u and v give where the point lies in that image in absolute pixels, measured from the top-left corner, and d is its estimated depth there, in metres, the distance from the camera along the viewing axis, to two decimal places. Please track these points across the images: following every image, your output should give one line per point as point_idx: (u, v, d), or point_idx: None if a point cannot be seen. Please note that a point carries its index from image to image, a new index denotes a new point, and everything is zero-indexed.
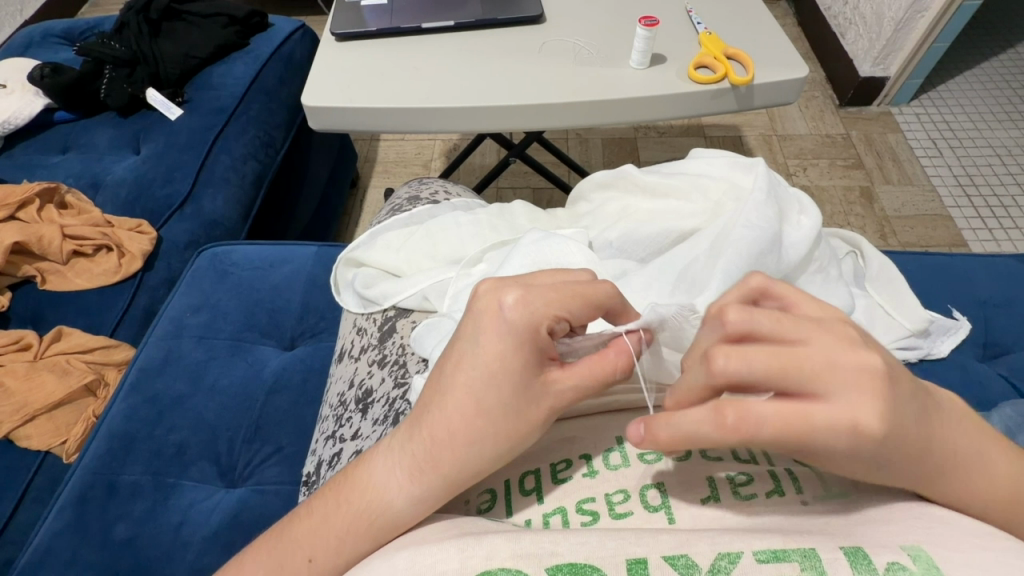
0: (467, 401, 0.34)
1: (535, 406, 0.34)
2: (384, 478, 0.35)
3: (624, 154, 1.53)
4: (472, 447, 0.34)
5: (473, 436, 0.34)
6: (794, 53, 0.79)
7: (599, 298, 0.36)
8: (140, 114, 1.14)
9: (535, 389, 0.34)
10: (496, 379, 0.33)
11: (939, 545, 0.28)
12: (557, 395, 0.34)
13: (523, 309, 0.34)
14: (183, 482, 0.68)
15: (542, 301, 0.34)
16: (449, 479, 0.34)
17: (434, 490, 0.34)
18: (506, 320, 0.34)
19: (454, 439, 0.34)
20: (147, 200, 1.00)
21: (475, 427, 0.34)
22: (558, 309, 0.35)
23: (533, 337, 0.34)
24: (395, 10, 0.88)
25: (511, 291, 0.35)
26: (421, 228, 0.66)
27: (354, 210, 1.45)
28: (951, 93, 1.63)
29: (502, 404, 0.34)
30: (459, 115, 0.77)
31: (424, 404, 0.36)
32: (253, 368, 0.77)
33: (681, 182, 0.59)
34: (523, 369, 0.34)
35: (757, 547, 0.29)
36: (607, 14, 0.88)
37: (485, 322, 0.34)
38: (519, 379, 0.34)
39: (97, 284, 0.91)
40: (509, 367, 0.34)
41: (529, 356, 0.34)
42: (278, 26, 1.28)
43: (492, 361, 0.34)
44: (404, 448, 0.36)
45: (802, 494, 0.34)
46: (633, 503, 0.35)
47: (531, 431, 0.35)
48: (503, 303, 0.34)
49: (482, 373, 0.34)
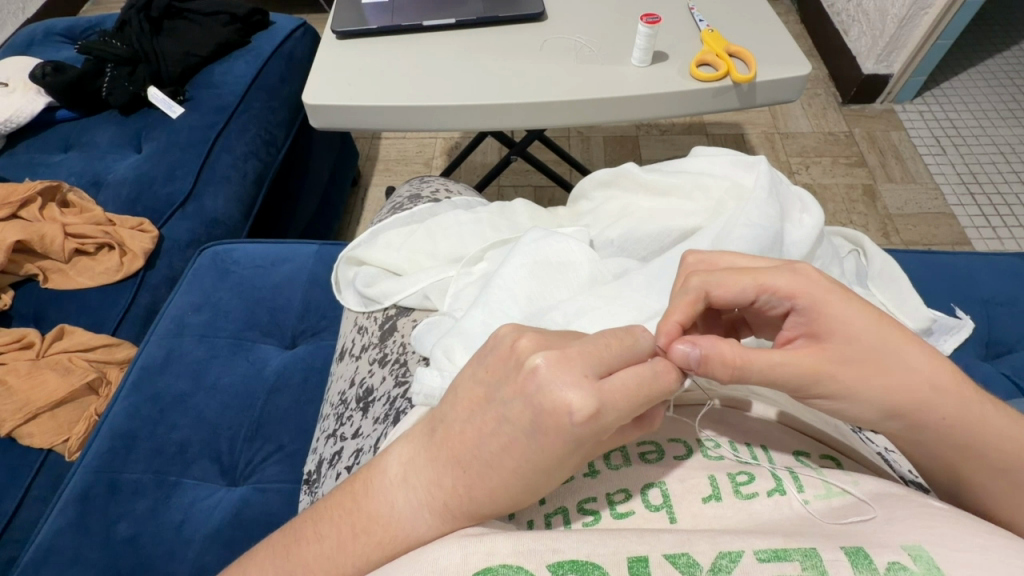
0: (514, 483, 0.32)
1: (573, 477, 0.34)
2: (406, 517, 0.34)
3: (626, 152, 1.52)
4: (507, 507, 0.34)
5: (509, 503, 0.33)
6: (796, 51, 0.78)
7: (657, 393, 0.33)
8: (142, 113, 1.14)
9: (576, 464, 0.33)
10: (550, 471, 0.32)
11: (945, 543, 0.28)
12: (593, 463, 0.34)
13: (593, 423, 0.30)
14: (184, 481, 0.68)
15: (613, 414, 0.30)
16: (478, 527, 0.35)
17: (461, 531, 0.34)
18: (573, 433, 0.30)
19: (490, 504, 0.33)
20: (148, 198, 1.00)
21: (516, 500, 0.33)
22: (625, 415, 0.31)
23: (593, 440, 0.31)
24: (396, 8, 0.88)
25: (586, 398, 0.29)
26: (422, 226, 0.65)
27: (355, 207, 1.45)
28: (955, 90, 1.62)
29: (547, 482, 0.33)
30: (460, 114, 0.77)
31: (459, 463, 0.33)
32: (254, 367, 0.77)
33: (683, 180, 0.59)
34: (575, 459, 0.32)
35: (758, 547, 0.29)
36: (609, 12, 0.88)
37: (547, 427, 0.30)
38: (570, 465, 0.32)
39: (98, 283, 0.91)
40: (561, 461, 0.31)
41: (586, 449, 0.32)
42: (279, 25, 1.28)
43: (545, 458, 0.31)
44: (430, 494, 0.34)
45: (803, 493, 0.33)
46: (634, 502, 0.34)
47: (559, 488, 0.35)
48: (571, 413, 0.29)
49: (536, 466, 0.31)
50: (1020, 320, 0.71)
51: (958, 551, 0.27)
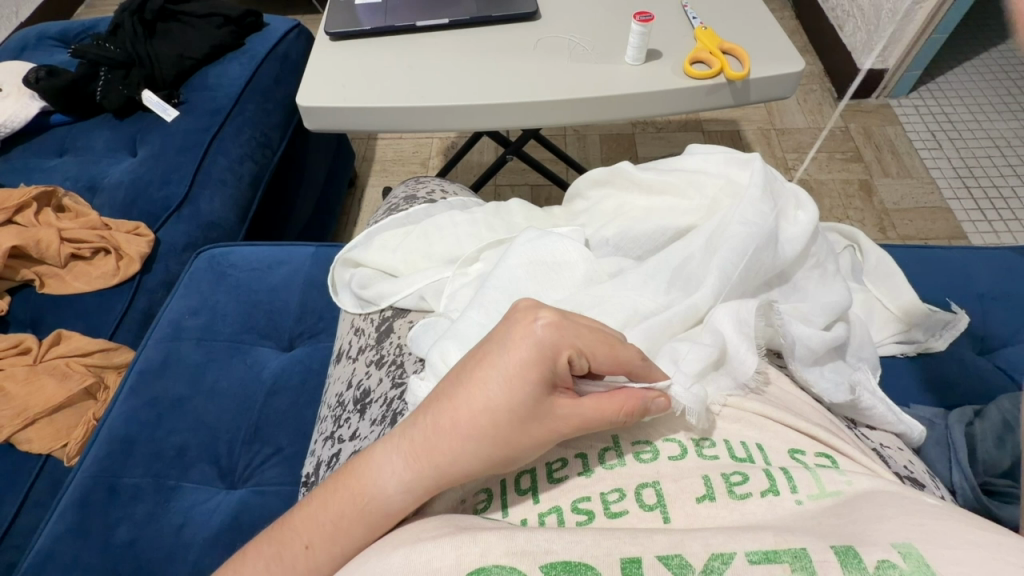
0: (478, 400, 0.34)
1: (539, 424, 0.34)
2: (382, 461, 0.36)
3: (622, 150, 1.52)
4: (471, 440, 0.34)
5: (472, 432, 0.34)
6: (790, 47, 0.78)
7: (626, 354, 0.36)
8: (136, 117, 1.14)
9: (540, 404, 0.34)
10: (510, 386, 0.33)
11: (939, 541, 0.27)
12: (563, 421, 0.34)
13: (554, 332, 0.34)
14: (184, 484, 0.68)
15: (573, 333, 0.35)
16: (442, 470, 0.35)
17: (427, 477, 0.35)
18: (535, 336, 0.34)
19: (452, 429, 0.34)
20: (144, 202, 1.00)
21: (477, 426, 0.34)
22: (582, 340, 0.35)
23: (552, 360, 0.34)
24: (389, 8, 0.88)
25: (548, 311, 0.35)
26: (418, 227, 0.66)
27: (352, 208, 1.45)
28: (950, 85, 1.63)
29: (509, 408, 0.33)
30: (454, 115, 0.76)
31: (436, 395, 0.36)
32: (252, 370, 0.77)
33: (677, 178, 0.59)
34: (538, 383, 0.33)
35: (750, 548, 0.29)
36: (602, 9, 0.88)
37: (514, 332, 0.35)
38: (532, 391, 0.33)
39: (95, 287, 0.91)
40: (523, 379, 0.33)
41: (549, 367, 0.34)
42: (273, 26, 1.28)
43: (509, 367, 0.34)
44: (406, 434, 0.36)
45: (796, 493, 0.33)
46: (628, 502, 0.34)
47: (530, 446, 0.34)
48: (536, 318, 0.35)
49: (500, 380, 0.34)
50: (1017, 314, 0.71)
51: (951, 549, 0.27)
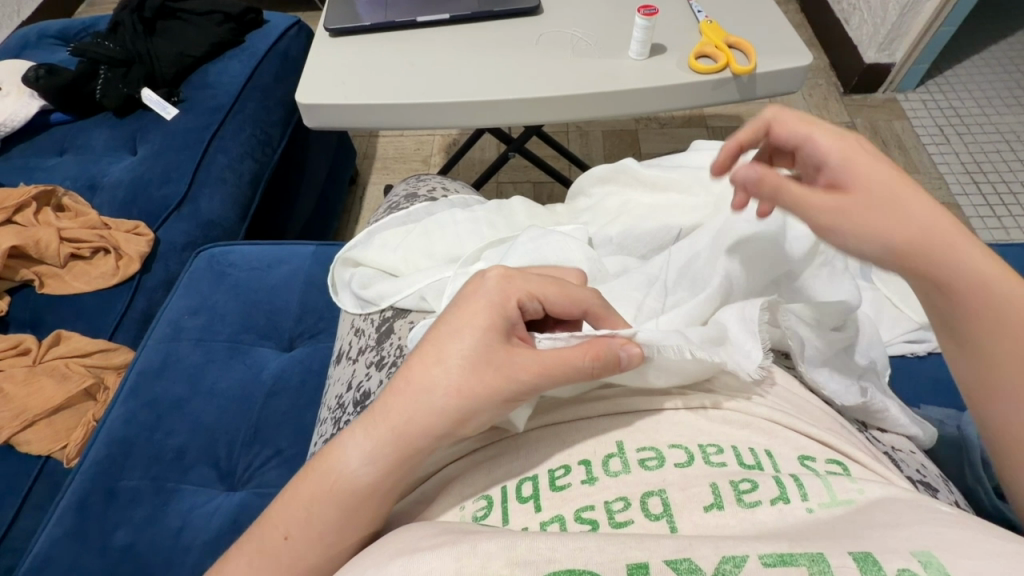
0: (433, 353, 0.35)
1: (492, 371, 0.35)
2: (346, 439, 0.37)
3: (625, 146, 1.51)
4: (427, 394, 0.34)
5: (423, 387, 0.35)
6: (797, 41, 0.77)
7: (580, 295, 0.40)
8: (136, 115, 1.13)
9: (493, 351, 0.35)
10: (459, 336, 0.36)
11: (962, 552, 0.26)
12: (517, 365, 0.35)
13: (502, 283, 0.38)
14: (183, 486, 0.68)
15: (521, 283, 0.38)
16: (398, 433, 0.35)
17: (385, 443, 0.35)
18: (485, 288, 0.38)
19: (407, 387, 0.35)
20: (144, 201, 0.99)
21: (428, 379, 0.35)
22: (533, 289, 0.39)
23: (502, 307, 0.37)
24: (389, 4, 0.87)
25: (496, 270, 0.39)
26: (418, 226, 0.65)
27: (353, 207, 1.44)
28: (958, 79, 1.61)
29: (458, 357, 0.35)
30: (454, 111, 0.75)
31: (397, 366, 0.38)
32: (252, 370, 0.76)
33: (682, 176, 0.58)
34: (488, 329, 0.36)
35: (762, 551, 0.27)
36: (605, 3, 0.87)
37: (465, 292, 0.38)
38: (481, 338, 0.36)
39: (95, 287, 0.91)
40: (471, 326, 0.36)
41: (498, 316, 0.37)
42: (273, 23, 1.27)
43: (460, 319, 0.36)
44: (368, 407, 0.37)
45: (807, 501, 0.31)
46: (634, 511, 0.32)
47: (485, 396, 0.34)
48: (484, 277, 0.39)
49: (453, 332, 0.36)
50: None
51: (974, 560, 0.26)
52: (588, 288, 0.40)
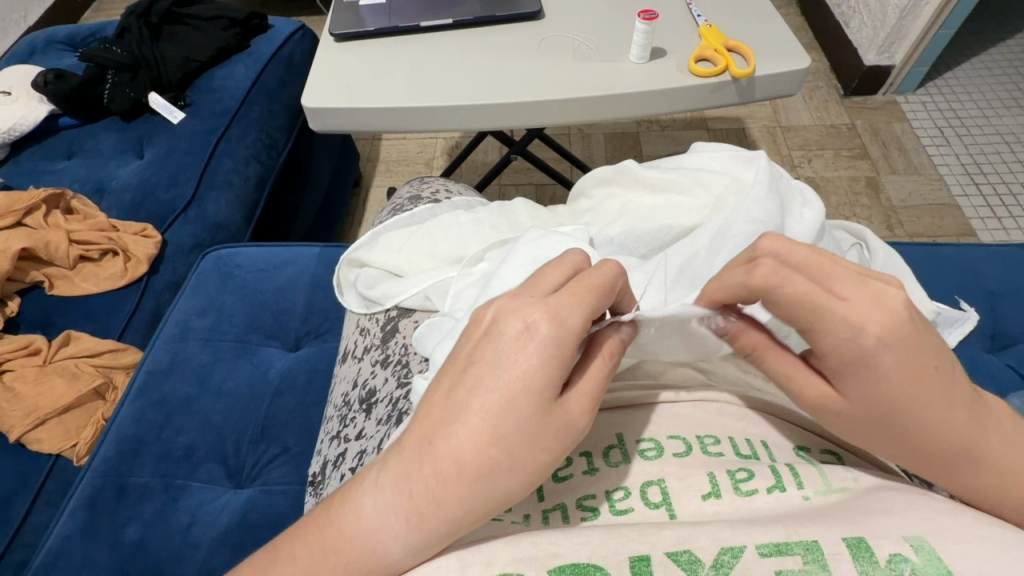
0: (485, 427, 0.29)
1: (555, 437, 0.31)
2: (368, 531, 0.30)
3: (626, 148, 1.52)
4: (482, 479, 0.29)
5: (484, 472, 0.29)
6: (795, 45, 0.78)
7: (609, 279, 0.33)
8: (143, 119, 1.15)
9: (553, 419, 0.30)
10: (518, 407, 0.30)
11: (963, 537, 0.26)
12: (582, 425, 0.31)
13: (555, 326, 0.31)
14: (191, 484, 0.69)
15: (575, 319, 0.31)
16: (454, 525, 0.29)
17: (436, 535, 0.29)
18: (538, 339, 0.30)
19: (460, 472, 0.29)
20: (151, 204, 1.01)
21: (490, 459, 0.29)
22: (585, 315, 0.32)
23: (562, 358, 0.31)
24: (393, 9, 0.88)
25: (540, 307, 0.31)
26: (422, 227, 0.66)
27: (357, 209, 1.46)
28: (957, 81, 1.62)
29: (521, 431, 0.30)
30: (458, 115, 0.77)
31: (422, 437, 0.30)
32: (258, 370, 0.77)
33: (683, 177, 0.59)
34: (549, 391, 0.30)
35: (760, 541, 0.27)
36: (606, 8, 0.88)
37: (509, 344, 0.31)
38: (542, 403, 0.30)
39: (103, 289, 0.92)
40: (530, 392, 0.30)
41: (556, 373, 0.30)
42: (278, 28, 1.28)
43: (514, 381, 0.30)
44: (394, 493, 0.30)
45: (803, 489, 0.31)
46: (634, 499, 0.33)
47: (550, 466, 0.31)
48: (531, 321, 0.31)
49: (509, 399, 0.30)
50: None
51: (976, 545, 0.26)
52: (617, 265, 0.34)
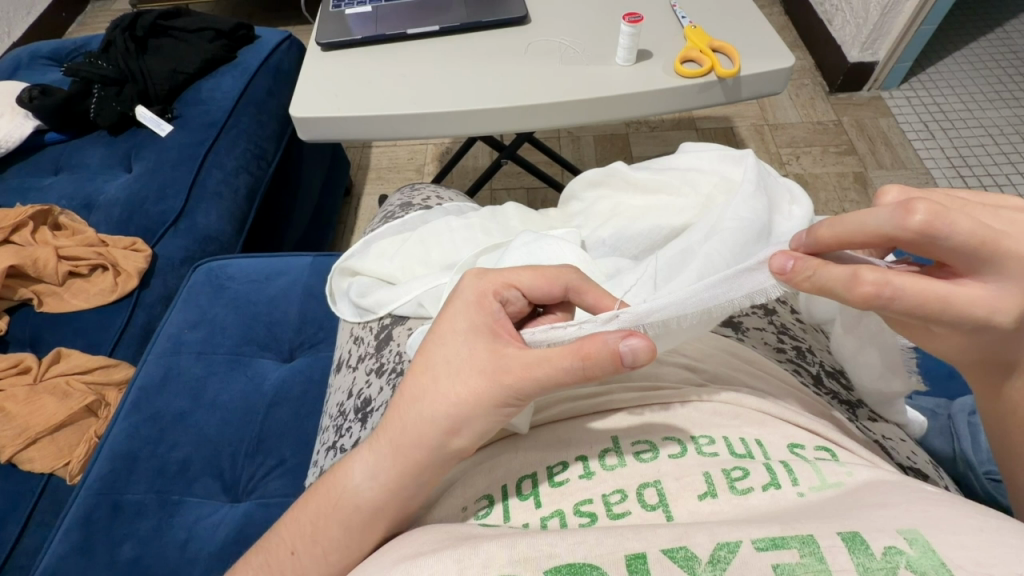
0: (422, 362, 0.36)
1: (479, 369, 0.34)
2: (353, 462, 0.38)
3: (617, 150, 1.53)
4: (421, 404, 0.35)
5: (416, 396, 0.35)
6: (779, 44, 0.79)
7: (554, 272, 0.38)
8: (130, 133, 1.14)
9: (479, 352, 0.35)
10: (445, 342, 0.36)
11: (962, 523, 0.26)
12: (504, 366, 0.33)
13: (477, 280, 0.38)
14: (187, 499, 0.68)
15: (494, 278, 0.38)
16: (397, 446, 0.35)
17: (386, 458, 0.36)
18: (463, 291, 0.38)
19: (403, 399, 0.36)
20: (141, 217, 1.00)
21: (419, 386, 0.36)
22: (509, 279, 0.38)
23: (482, 304, 0.37)
24: (379, 18, 0.89)
25: (471, 270, 0.40)
26: (414, 234, 0.66)
27: (348, 217, 1.45)
28: (940, 75, 1.64)
29: (445, 361, 0.35)
30: (447, 121, 0.77)
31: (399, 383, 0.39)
32: (253, 382, 0.77)
33: (671, 177, 0.59)
34: (471, 330, 0.36)
35: (755, 536, 0.27)
36: (592, 11, 0.88)
37: (451, 299, 0.39)
38: (466, 338, 0.36)
39: (93, 304, 0.91)
40: (453, 328, 0.37)
41: (481, 319, 0.36)
42: (264, 38, 1.28)
43: (443, 325, 0.37)
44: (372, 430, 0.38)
45: (798, 486, 0.31)
46: (631, 502, 0.32)
47: (476, 398, 0.34)
48: (464, 281, 0.39)
49: (443, 336, 0.36)
50: None
51: (975, 530, 0.26)
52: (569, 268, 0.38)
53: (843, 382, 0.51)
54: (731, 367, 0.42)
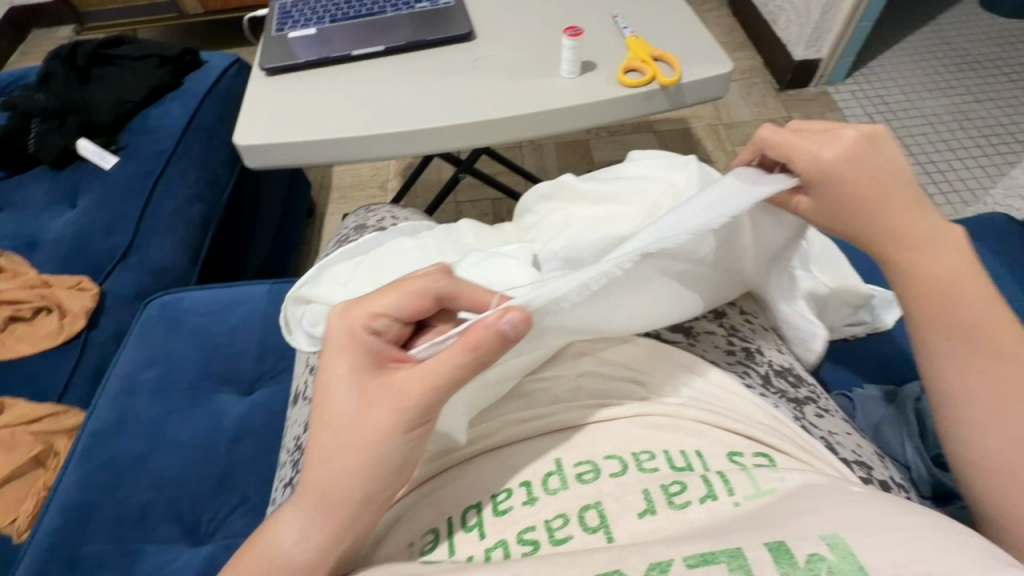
0: (321, 419, 0.36)
1: (380, 409, 0.34)
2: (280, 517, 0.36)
3: (578, 157, 1.55)
4: (329, 460, 0.35)
5: (325, 453, 0.35)
6: (718, 50, 0.81)
7: (418, 285, 0.37)
8: (74, 166, 1.10)
9: (374, 390, 0.35)
10: (335, 392, 0.36)
11: (881, 524, 0.27)
12: (398, 395, 0.34)
13: (341, 318, 0.37)
14: (146, 546, 0.65)
15: (358, 308, 0.37)
16: (321, 503, 0.34)
17: (315, 514, 0.34)
18: (332, 333, 0.37)
19: (313, 457, 0.35)
20: (87, 254, 0.96)
21: (326, 443, 0.35)
22: (374, 308, 0.37)
23: (358, 342, 0.37)
24: (324, 40, 0.88)
25: (335, 306, 0.39)
26: (367, 257, 0.65)
27: (312, 238, 1.43)
28: (881, 69, 1.71)
29: (344, 412, 0.35)
30: (397, 141, 0.76)
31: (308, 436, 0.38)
32: (212, 419, 0.74)
33: (620, 186, 0.61)
34: (358, 373, 0.36)
35: (687, 552, 0.27)
36: (537, 24, 0.89)
37: (325, 342, 0.38)
38: (355, 380, 0.36)
39: (40, 348, 0.87)
40: (337, 377, 0.36)
41: (359, 358, 0.36)
42: (212, 63, 1.26)
43: (328, 374, 0.36)
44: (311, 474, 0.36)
45: (733, 496, 0.32)
46: (573, 527, 0.32)
47: (383, 438, 0.34)
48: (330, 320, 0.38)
49: (331, 387, 0.36)
50: None
51: (893, 530, 0.27)
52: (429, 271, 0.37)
53: (791, 380, 0.52)
54: (678, 377, 0.42)
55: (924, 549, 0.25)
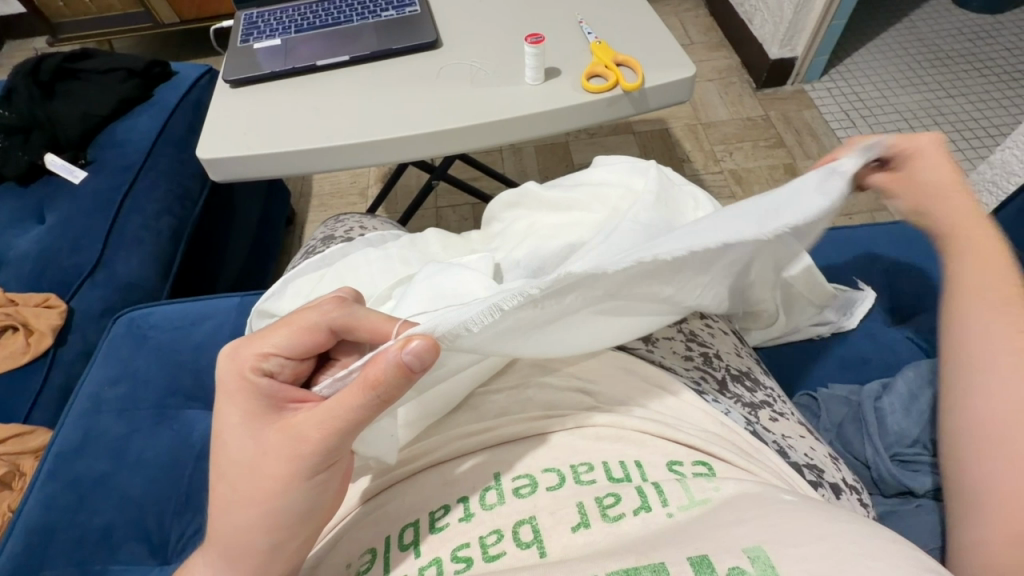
0: (219, 470, 0.37)
1: (277, 459, 0.36)
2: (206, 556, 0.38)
3: (557, 159, 1.55)
4: (232, 509, 0.36)
5: (230, 503, 0.36)
6: (682, 53, 0.82)
7: (305, 321, 0.38)
8: (41, 182, 1.09)
9: (271, 437, 0.36)
10: (233, 442, 0.37)
11: (801, 535, 0.28)
12: (295, 441, 0.35)
13: (229, 363, 0.38)
14: (111, 567, 0.65)
15: (246, 351, 0.38)
16: (233, 550, 0.36)
17: (228, 559, 0.36)
18: (223, 380, 0.39)
19: (220, 506, 0.37)
20: (54, 272, 0.95)
21: (230, 494, 0.37)
22: (262, 350, 0.38)
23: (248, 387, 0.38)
24: (289, 50, 0.87)
25: (226, 350, 0.40)
26: (332, 269, 0.65)
27: (291, 247, 1.43)
28: (856, 66, 1.73)
29: (243, 461, 0.37)
30: (362, 151, 0.76)
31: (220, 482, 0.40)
32: (179, 435, 0.74)
33: (583, 193, 0.61)
34: (252, 421, 0.37)
35: (610, 569, 0.28)
36: (503, 30, 0.90)
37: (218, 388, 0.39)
38: (250, 427, 0.37)
39: (5, 368, 0.86)
40: (231, 426, 0.37)
41: (252, 405, 0.37)
42: (182, 74, 1.25)
43: (222, 423, 0.38)
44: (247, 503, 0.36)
45: (667, 507, 0.32)
46: (506, 542, 0.32)
47: (283, 483, 0.36)
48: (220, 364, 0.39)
49: (229, 434, 0.37)
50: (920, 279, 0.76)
51: (811, 540, 0.27)
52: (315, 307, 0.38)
53: (747, 384, 0.53)
54: (627, 385, 0.42)
55: (838, 559, 0.26)
